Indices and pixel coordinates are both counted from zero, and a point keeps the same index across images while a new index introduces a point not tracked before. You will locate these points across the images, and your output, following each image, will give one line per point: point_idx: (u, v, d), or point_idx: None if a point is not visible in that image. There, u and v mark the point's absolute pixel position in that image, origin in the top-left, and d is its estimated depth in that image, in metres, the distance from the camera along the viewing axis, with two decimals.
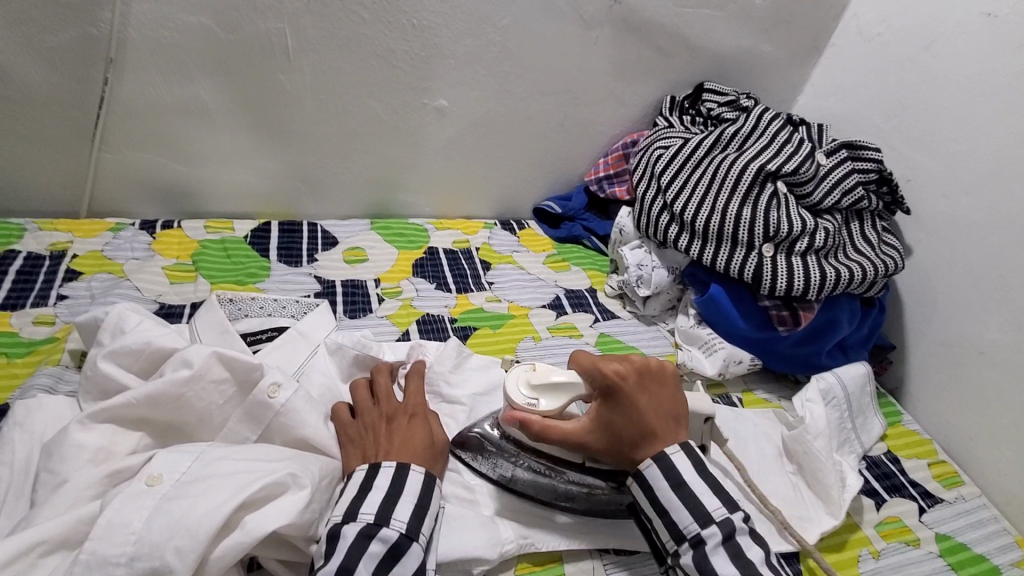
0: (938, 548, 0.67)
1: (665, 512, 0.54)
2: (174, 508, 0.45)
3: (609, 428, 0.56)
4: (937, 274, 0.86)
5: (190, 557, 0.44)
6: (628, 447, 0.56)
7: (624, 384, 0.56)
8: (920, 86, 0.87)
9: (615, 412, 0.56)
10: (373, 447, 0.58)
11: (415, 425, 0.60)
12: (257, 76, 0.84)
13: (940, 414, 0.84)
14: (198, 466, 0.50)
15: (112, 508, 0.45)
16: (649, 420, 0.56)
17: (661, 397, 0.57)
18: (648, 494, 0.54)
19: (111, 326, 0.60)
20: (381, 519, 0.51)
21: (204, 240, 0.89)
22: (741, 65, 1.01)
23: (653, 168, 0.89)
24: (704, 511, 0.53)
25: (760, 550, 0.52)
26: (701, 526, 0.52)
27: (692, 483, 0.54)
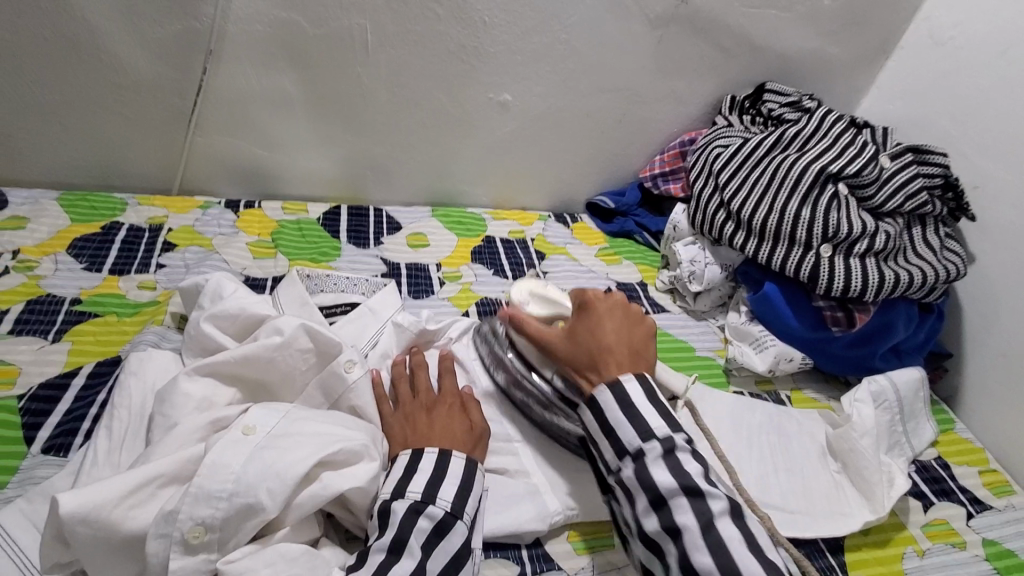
0: (984, 552, 0.67)
1: (612, 431, 0.54)
2: (266, 456, 0.50)
3: (574, 336, 0.61)
4: (1002, 283, 0.84)
5: (280, 498, 0.48)
6: (586, 361, 0.59)
7: (596, 303, 0.62)
8: (993, 91, 0.86)
9: (582, 320, 0.61)
10: (414, 434, 0.61)
11: (454, 414, 0.63)
12: (337, 68, 0.90)
13: (998, 424, 0.83)
14: (285, 423, 0.53)
15: (215, 452, 0.49)
16: (609, 338, 0.59)
17: (633, 331, 0.60)
18: (597, 415, 0.55)
19: (211, 291, 0.66)
20: (428, 497, 0.54)
21: (282, 220, 0.96)
22: (804, 67, 1.01)
23: (711, 166, 0.90)
24: (644, 425, 0.53)
25: (699, 465, 0.52)
26: (642, 441, 0.53)
27: (642, 406, 0.54)
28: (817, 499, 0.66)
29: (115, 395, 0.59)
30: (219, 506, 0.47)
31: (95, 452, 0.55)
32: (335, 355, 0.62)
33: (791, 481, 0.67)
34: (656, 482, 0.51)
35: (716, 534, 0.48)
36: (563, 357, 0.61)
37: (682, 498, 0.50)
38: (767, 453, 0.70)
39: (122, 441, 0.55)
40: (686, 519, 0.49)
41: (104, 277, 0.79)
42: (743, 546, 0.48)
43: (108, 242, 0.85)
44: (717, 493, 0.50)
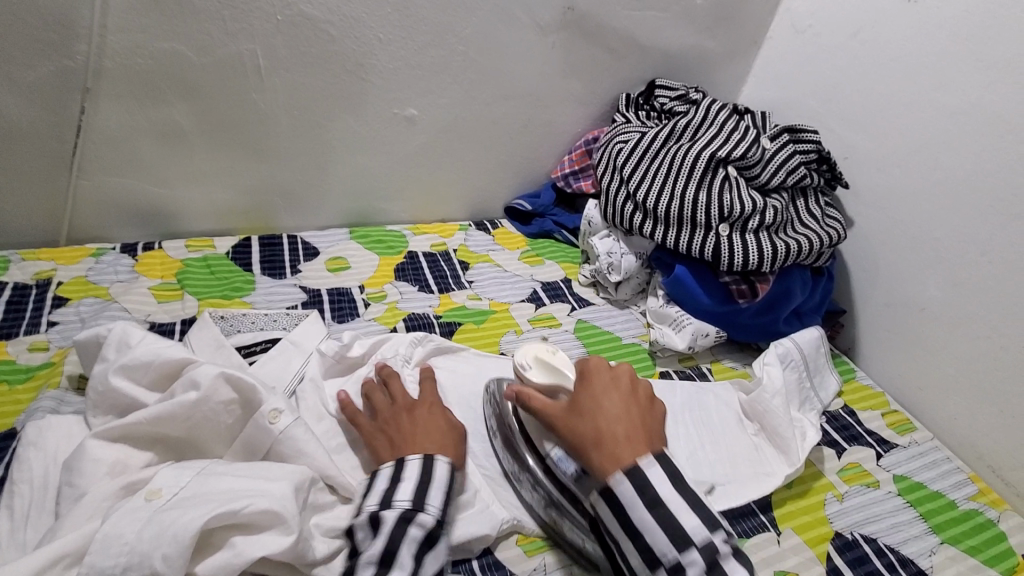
0: (896, 488, 0.75)
1: (638, 534, 0.52)
2: (163, 518, 0.46)
3: (578, 411, 0.58)
4: (877, 242, 0.94)
5: (178, 562, 0.44)
6: (590, 446, 0.56)
7: (598, 376, 0.61)
8: (850, 71, 0.96)
9: (585, 394, 0.59)
10: (399, 434, 0.61)
11: (435, 413, 0.64)
12: (231, 95, 0.87)
13: (892, 369, 0.92)
14: (196, 483, 0.50)
15: (110, 522, 0.45)
16: (613, 421, 0.56)
17: (635, 412, 0.58)
18: (619, 514, 0.53)
19: (116, 341, 0.61)
20: (417, 506, 0.54)
21: (186, 259, 0.91)
22: (688, 61, 1.08)
23: (614, 162, 0.95)
24: (682, 536, 0.51)
25: (745, 572, 0.50)
26: (679, 551, 0.50)
27: (668, 499, 0.52)
28: (741, 464, 0.70)
29: (13, 470, 0.54)
30: None
31: None
32: (257, 406, 0.59)
33: (717, 452, 0.71)
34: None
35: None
36: (565, 434, 0.58)
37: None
38: (695, 426, 0.73)
39: (26, 519, 0.51)
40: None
41: None
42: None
43: None
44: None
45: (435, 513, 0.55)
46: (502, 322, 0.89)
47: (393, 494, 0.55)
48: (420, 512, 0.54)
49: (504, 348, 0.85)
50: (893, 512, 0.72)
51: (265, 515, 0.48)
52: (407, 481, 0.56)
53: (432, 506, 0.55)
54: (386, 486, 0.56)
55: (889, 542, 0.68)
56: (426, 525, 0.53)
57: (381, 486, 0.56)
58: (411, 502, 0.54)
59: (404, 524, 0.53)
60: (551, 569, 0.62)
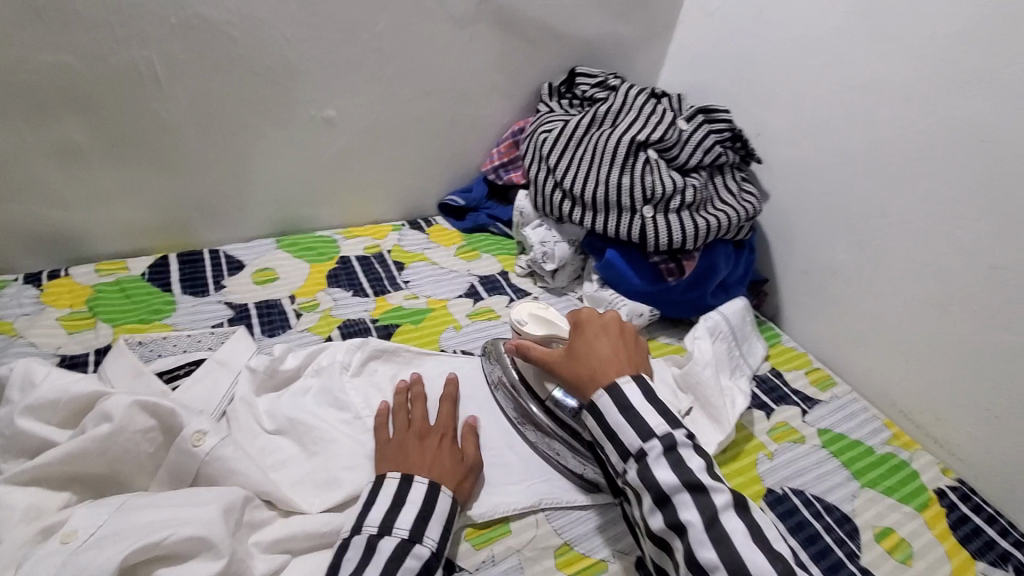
0: (820, 441, 0.80)
1: (614, 434, 0.57)
2: (79, 561, 0.44)
3: (572, 353, 0.63)
4: (791, 212, 0.99)
5: None
6: (581, 376, 0.61)
7: (589, 323, 0.65)
8: (756, 51, 1.00)
9: (577, 341, 0.64)
10: (403, 459, 0.61)
11: (445, 443, 0.63)
12: (131, 108, 0.82)
13: (814, 330, 0.98)
14: (116, 519, 0.48)
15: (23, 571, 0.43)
16: (603, 362, 0.61)
17: (621, 345, 0.63)
18: (598, 419, 0.58)
19: (17, 380, 0.57)
20: (415, 535, 0.54)
21: (98, 284, 0.85)
22: (606, 47, 1.10)
23: (540, 152, 0.96)
24: (646, 427, 0.55)
25: (702, 459, 0.53)
26: (643, 441, 0.55)
27: (642, 410, 0.56)
28: None
29: None
30: None
31: None
32: (180, 429, 0.57)
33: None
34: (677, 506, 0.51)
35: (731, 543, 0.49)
36: (562, 375, 0.63)
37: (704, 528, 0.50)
38: None
39: None
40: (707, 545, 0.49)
41: None
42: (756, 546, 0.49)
43: None
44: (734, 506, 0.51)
45: (432, 545, 0.55)
46: (440, 320, 0.89)
47: (393, 521, 0.55)
48: (417, 543, 0.54)
49: (444, 345, 0.85)
50: (819, 464, 0.77)
51: (192, 543, 0.47)
52: (409, 508, 0.56)
53: (429, 537, 0.55)
54: (385, 511, 0.56)
55: (816, 491, 0.73)
56: (422, 556, 0.53)
57: (383, 508, 0.56)
58: (409, 531, 0.54)
59: (403, 552, 0.53)
60: (501, 560, 0.61)
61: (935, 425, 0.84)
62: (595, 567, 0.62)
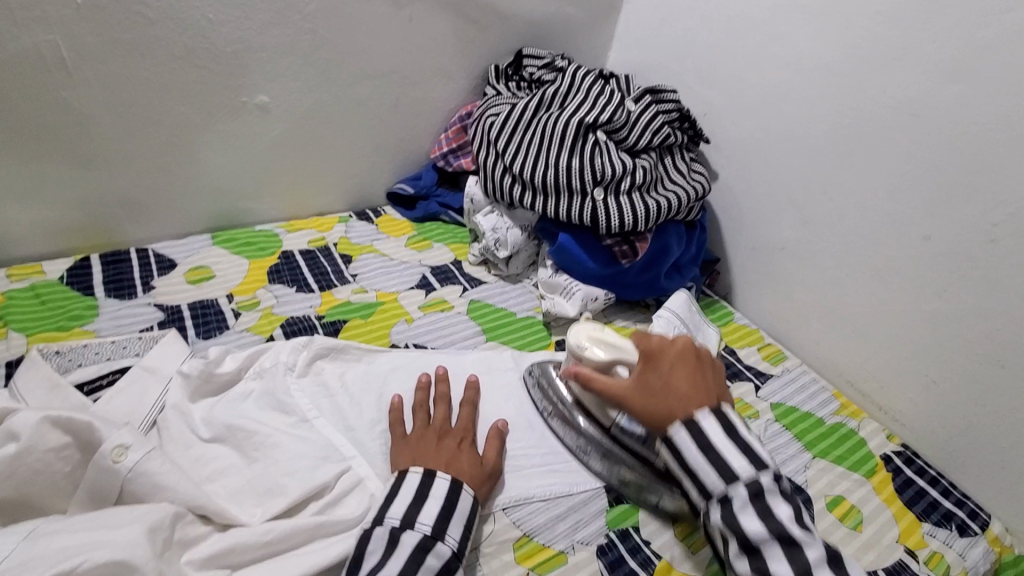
0: (774, 415, 0.82)
1: (693, 472, 0.57)
2: None
3: (648, 388, 0.61)
4: (739, 191, 1.00)
5: None
6: (662, 408, 0.60)
7: (663, 353, 0.63)
8: (699, 31, 1.00)
9: (651, 371, 0.62)
10: (422, 456, 0.61)
11: (463, 446, 0.63)
12: (33, 96, 0.74)
13: (764, 306, 1.00)
14: (22, 549, 0.43)
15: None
16: (685, 392, 0.60)
17: (699, 378, 0.62)
18: (676, 456, 0.58)
19: None
20: (437, 533, 0.54)
21: (7, 290, 0.78)
22: (551, 28, 1.08)
23: (488, 136, 0.93)
24: (728, 470, 0.55)
25: (788, 507, 0.54)
26: (727, 485, 0.55)
27: (720, 445, 0.57)
28: None
29: None
30: None
31: None
32: (99, 445, 0.52)
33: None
34: (747, 530, 0.53)
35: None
36: (636, 410, 0.60)
37: (776, 547, 0.51)
38: None
39: None
40: (781, 567, 0.51)
41: None
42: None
43: None
44: (811, 539, 0.52)
45: (453, 543, 0.54)
46: (391, 313, 0.86)
47: (416, 516, 0.54)
48: (438, 540, 0.53)
49: (395, 339, 0.82)
50: (773, 438, 0.78)
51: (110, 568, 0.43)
52: (432, 501, 0.56)
53: (450, 537, 0.54)
54: (408, 505, 0.55)
55: None
56: (444, 553, 0.53)
57: (407, 501, 0.55)
58: (431, 527, 0.54)
59: (421, 551, 0.52)
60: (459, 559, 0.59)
61: (878, 392, 0.87)
62: (557, 560, 0.60)
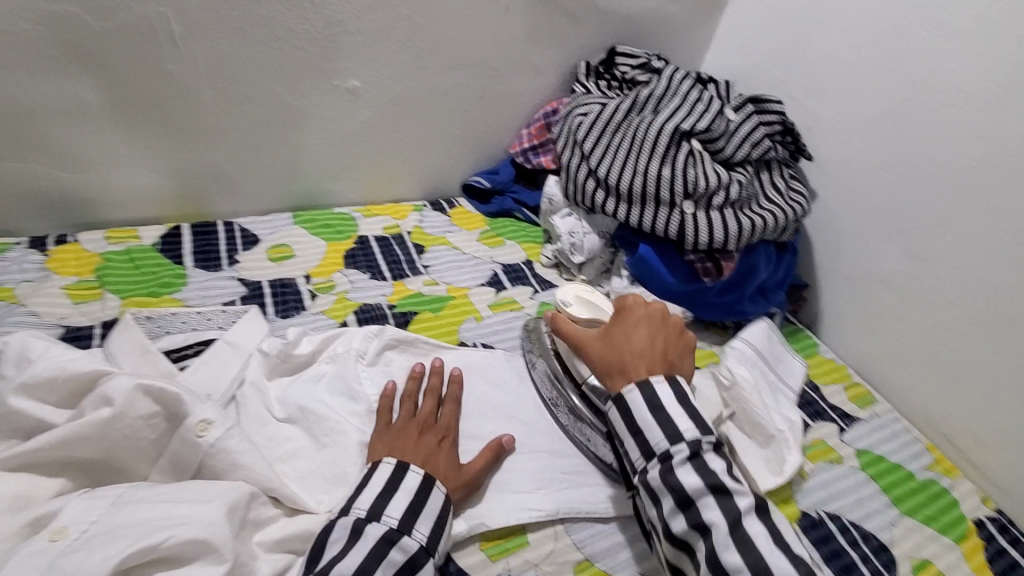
0: (858, 462, 0.76)
1: (639, 433, 0.57)
2: (69, 564, 0.40)
3: (629, 364, 0.62)
4: (839, 215, 0.93)
5: None
6: (614, 363, 0.62)
7: (632, 312, 0.66)
8: (813, 38, 0.93)
9: (616, 327, 0.65)
10: (403, 447, 0.59)
11: (445, 448, 0.61)
12: (143, 68, 0.77)
13: (854, 341, 0.93)
14: (111, 515, 0.45)
15: (4, 570, 0.40)
16: (638, 349, 0.62)
17: (660, 339, 0.64)
18: (625, 415, 0.59)
19: (12, 356, 0.54)
20: (404, 527, 0.52)
21: (106, 252, 0.82)
22: (649, 26, 1.03)
23: (575, 136, 0.90)
24: (674, 429, 0.56)
25: (722, 463, 0.56)
26: (671, 444, 0.56)
27: (669, 408, 0.58)
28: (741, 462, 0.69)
29: None
30: None
31: None
32: (184, 418, 0.53)
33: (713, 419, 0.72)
34: (683, 484, 0.54)
35: (742, 529, 0.52)
36: (626, 385, 0.62)
37: (708, 496, 0.53)
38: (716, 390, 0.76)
39: None
40: (713, 515, 0.52)
41: None
42: (770, 543, 0.51)
43: None
44: (742, 490, 0.54)
45: (421, 539, 0.52)
46: (461, 309, 0.85)
47: (383, 508, 0.52)
48: (405, 535, 0.52)
49: (463, 336, 0.81)
50: (855, 488, 0.72)
51: (189, 545, 0.44)
52: (401, 497, 0.54)
53: (418, 532, 0.52)
54: (375, 497, 0.53)
55: (853, 517, 0.69)
56: (410, 549, 0.51)
57: (372, 492, 0.54)
58: (399, 521, 0.52)
59: (387, 543, 0.50)
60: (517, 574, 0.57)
61: (974, 449, 0.79)
62: None
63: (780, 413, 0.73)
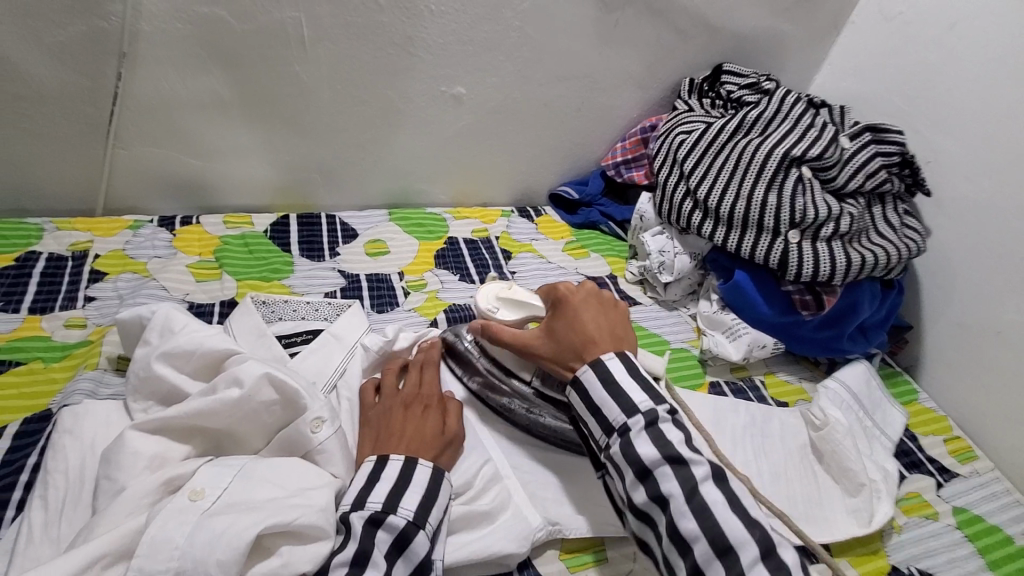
0: (956, 521, 0.71)
1: (598, 410, 0.54)
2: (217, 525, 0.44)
3: (553, 335, 0.60)
4: (955, 255, 0.87)
5: (231, 565, 0.43)
6: (570, 354, 0.59)
7: (570, 299, 0.61)
8: (942, 66, 0.87)
9: (558, 319, 0.61)
10: (382, 433, 0.59)
11: (429, 417, 0.60)
12: (273, 67, 0.82)
13: (958, 392, 0.87)
14: (243, 486, 0.48)
15: (155, 524, 0.43)
16: (589, 329, 0.58)
17: (606, 317, 0.60)
18: (584, 396, 0.55)
19: (156, 326, 0.60)
20: (388, 508, 0.51)
21: (225, 235, 0.88)
22: (759, 46, 1.00)
23: (675, 154, 0.88)
24: (628, 402, 0.53)
25: (681, 433, 0.52)
26: (627, 416, 0.53)
27: (624, 382, 0.55)
28: (813, 504, 0.66)
29: (49, 458, 0.52)
30: None
31: (30, 527, 0.49)
32: (301, 409, 0.56)
33: (778, 485, 0.67)
34: (641, 456, 0.51)
35: (700, 497, 0.49)
36: (546, 357, 0.60)
37: (665, 466, 0.50)
38: (753, 455, 0.69)
39: (60, 512, 0.49)
40: (671, 486, 0.50)
41: (25, 318, 0.71)
42: (729, 509, 0.48)
43: (26, 277, 0.75)
44: (699, 458, 0.50)
45: (407, 515, 0.51)
46: None
47: (366, 496, 0.52)
48: (390, 514, 0.51)
49: None
50: (953, 549, 0.68)
51: (310, 528, 0.47)
52: (383, 483, 0.53)
53: (404, 508, 0.52)
54: (359, 488, 0.53)
55: None
56: (396, 527, 0.50)
57: (359, 484, 0.53)
58: (382, 504, 0.51)
59: (373, 527, 0.50)
60: None
61: None
62: None
63: (874, 461, 0.70)
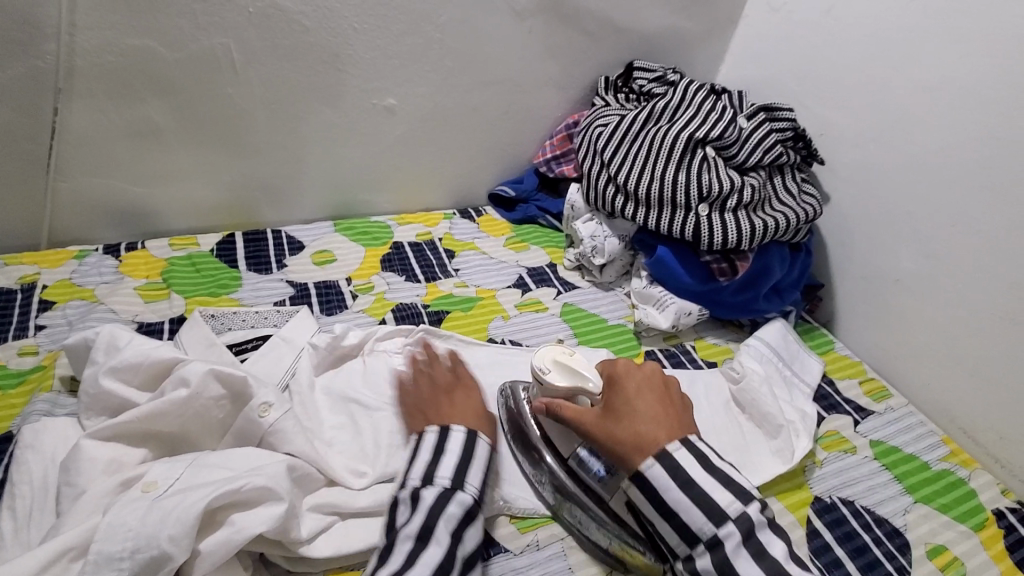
0: (872, 452, 0.78)
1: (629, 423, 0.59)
2: (166, 504, 0.47)
3: (610, 416, 0.60)
4: (853, 215, 0.96)
5: (184, 541, 0.46)
6: (625, 443, 0.58)
7: (626, 380, 0.62)
8: (824, 48, 0.97)
9: (616, 398, 0.61)
10: (432, 411, 0.64)
11: (472, 395, 0.67)
12: (206, 92, 0.86)
13: (868, 339, 0.95)
14: (191, 473, 0.51)
15: (112, 514, 0.46)
16: (651, 423, 0.58)
17: (661, 403, 0.61)
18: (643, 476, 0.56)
19: (104, 344, 0.62)
20: (427, 478, 0.56)
21: (171, 257, 0.90)
22: (666, 42, 1.09)
23: (595, 146, 0.95)
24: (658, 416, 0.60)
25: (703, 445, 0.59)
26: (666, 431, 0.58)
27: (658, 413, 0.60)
28: (739, 450, 0.72)
29: (12, 473, 0.55)
30: (123, 566, 0.44)
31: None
32: (247, 399, 0.60)
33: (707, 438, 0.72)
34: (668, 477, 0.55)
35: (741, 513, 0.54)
36: (602, 440, 0.59)
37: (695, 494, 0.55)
38: None
39: (27, 520, 0.52)
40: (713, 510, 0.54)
41: None
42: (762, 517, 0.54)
43: None
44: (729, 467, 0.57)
45: (444, 480, 0.56)
46: (488, 309, 0.91)
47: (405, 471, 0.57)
48: (429, 482, 0.56)
49: (493, 334, 0.87)
50: (870, 476, 0.75)
51: (260, 493, 0.50)
52: (422, 455, 0.58)
53: (442, 477, 0.56)
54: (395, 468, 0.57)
55: (866, 503, 0.72)
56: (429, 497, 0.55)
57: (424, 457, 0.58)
58: (420, 479, 0.56)
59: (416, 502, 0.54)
60: (545, 545, 0.63)
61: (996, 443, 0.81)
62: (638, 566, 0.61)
63: (792, 405, 0.77)
